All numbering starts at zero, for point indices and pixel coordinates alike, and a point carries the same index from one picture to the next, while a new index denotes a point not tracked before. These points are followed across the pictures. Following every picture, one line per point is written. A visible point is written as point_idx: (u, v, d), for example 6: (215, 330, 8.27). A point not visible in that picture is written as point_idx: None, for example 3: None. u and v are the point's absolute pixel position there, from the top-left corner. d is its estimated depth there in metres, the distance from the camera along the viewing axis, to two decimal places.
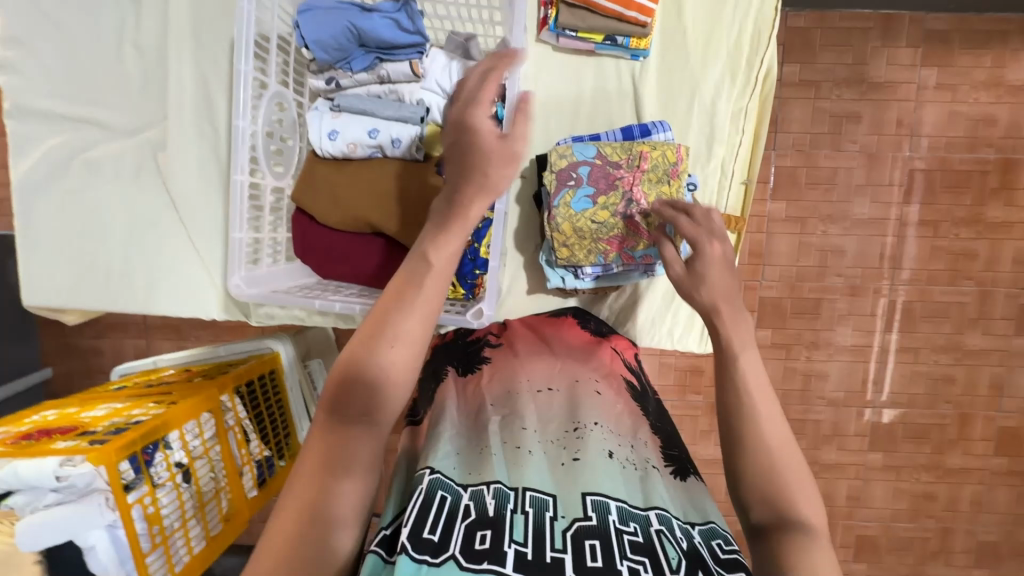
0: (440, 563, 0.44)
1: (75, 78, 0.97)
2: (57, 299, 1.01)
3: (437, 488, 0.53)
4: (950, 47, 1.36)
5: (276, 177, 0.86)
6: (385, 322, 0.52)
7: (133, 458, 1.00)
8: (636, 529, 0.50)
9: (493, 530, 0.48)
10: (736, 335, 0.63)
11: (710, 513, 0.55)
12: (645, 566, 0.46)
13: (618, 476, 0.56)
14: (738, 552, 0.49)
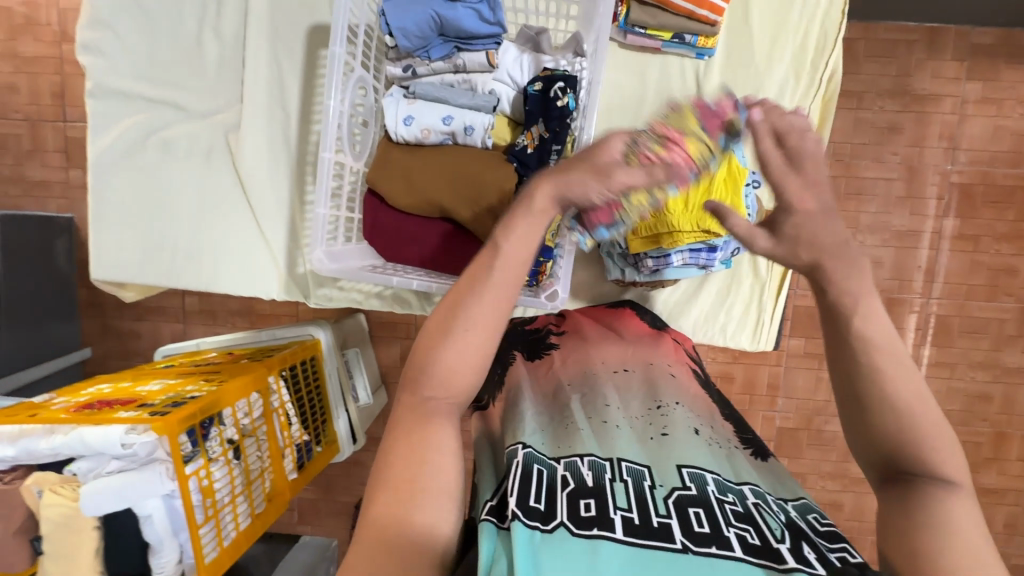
0: (552, 529, 0.48)
1: (155, 62, 1.01)
2: (123, 273, 1.04)
3: (533, 461, 0.56)
4: (995, 62, 1.36)
5: (354, 158, 0.88)
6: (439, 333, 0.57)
7: (191, 431, 1.03)
8: (735, 500, 0.54)
9: (596, 499, 0.52)
10: (897, 402, 0.54)
11: (800, 490, 0.59)
12: (750, 532, 0.50)
13: (705, 452, 0.60)
14: (833, 526, 0.53)
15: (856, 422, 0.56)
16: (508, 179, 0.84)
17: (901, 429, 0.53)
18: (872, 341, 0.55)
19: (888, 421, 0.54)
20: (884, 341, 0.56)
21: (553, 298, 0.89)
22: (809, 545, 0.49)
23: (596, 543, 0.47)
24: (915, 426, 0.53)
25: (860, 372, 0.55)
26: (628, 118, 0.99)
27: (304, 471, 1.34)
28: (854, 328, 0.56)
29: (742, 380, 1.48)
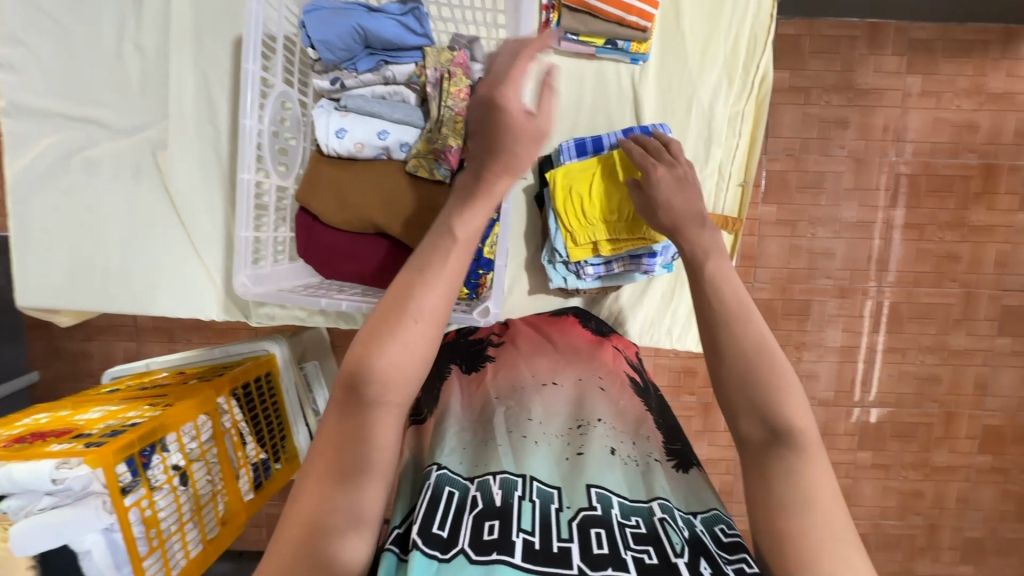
0: (450, 558, 0.48)
1: (74, 78, 0.97)
2: (51, 300, 1.00)
3: (444, 484, 0.56)
4: (933, 55, 1.40)
5: (280, 177, 0.86)
6: (394, 319, 0.53)
7: (131, 461, 0.99)
8: (638, 522, 0.54)
9: (501, 520, 0.51)
10: (745, 340, 0.56)
11: (711, 502, 0.59)
12: (649, 554, 0.50)
13: (621, 473, 0.60)
14: (738, 536, 0.54)
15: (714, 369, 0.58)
16: (443, 191, 0.84)
17: (749, 365, 0.55)
18: (721, 290, 0.59)
19: (736, 363, 0.56)
20: (731, 287, 0.59)
21: (486, 315, 0.87)
22: (706, 561, 0.50)
23: (493, 567, 0.47)
24: (766, 363, 0.55)
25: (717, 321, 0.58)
26: (567, 125, 0.99)
27: (261, 491, 1.30)
28: (711, 277, 0.60)
29: (704, 373, 1.51)
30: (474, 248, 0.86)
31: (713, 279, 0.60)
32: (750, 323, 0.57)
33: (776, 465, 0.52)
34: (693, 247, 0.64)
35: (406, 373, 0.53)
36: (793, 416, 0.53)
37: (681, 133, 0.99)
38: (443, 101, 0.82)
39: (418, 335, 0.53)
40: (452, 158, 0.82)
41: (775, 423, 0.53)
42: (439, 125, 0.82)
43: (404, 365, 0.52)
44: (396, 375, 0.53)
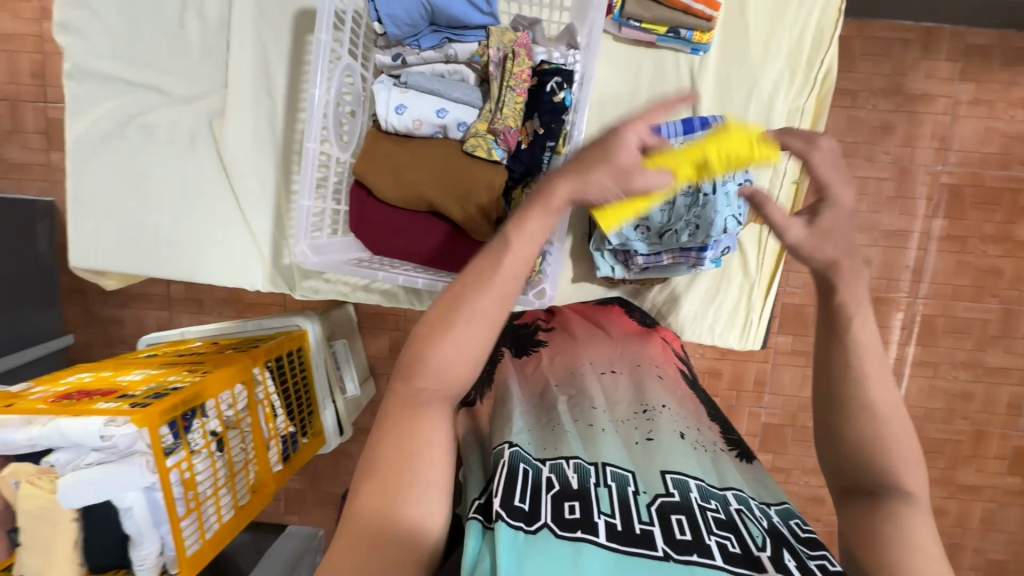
0: (535, 530, 0.48)
1: (137, 44, 0.98)
2: (104, 262, 1.02)
3: (519, 460, 0.55)
4: (988, 63, 1.36)
5: (341, 149, 0.86)
6: (441, 321, 0.56)
7: (173, 423, 1.01)
8: (718, 506, 0.54)
9: (581, 502, 0.51)
10: (880, 406, 0.60)
11: (783, 495, 0.59)
12: (731, 541, 0.49)
13: (693, 457, 0.60)
14: (814, 533, 0.54)
15: (836, 422, 0.61)
16: (499, 172, 0.84)
17: (880, 432, 0.59)
18: (859, 348, 0.61)
19: (864, 424, 0.60)
20: (875, 364, 0.61)
21: (542, 296, 0.93)
22: (790, 552, 0.49)
23: (578, 546, 0.47)
24: (893, 430, 0.59)
25: (849, 375, 0.61)
26: (622, 115, 0.98)
27: (289, 463, 1.32)
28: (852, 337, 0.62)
29: (730, 375, 1.49)
30: None
31: (856, 343, 0.62)
32: (880, 384, 0.61)
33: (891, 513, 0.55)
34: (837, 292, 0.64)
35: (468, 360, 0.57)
36: (914, 483, 0.57)
37: None
38: (506, 81, 0.82)
39: (477, 328, 0.57)
40: (510, 139, 0.82)
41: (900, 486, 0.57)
42: (500, 105, 0.82)
43: (467, 352, 0.56)
44: (458, 362, 0.57)
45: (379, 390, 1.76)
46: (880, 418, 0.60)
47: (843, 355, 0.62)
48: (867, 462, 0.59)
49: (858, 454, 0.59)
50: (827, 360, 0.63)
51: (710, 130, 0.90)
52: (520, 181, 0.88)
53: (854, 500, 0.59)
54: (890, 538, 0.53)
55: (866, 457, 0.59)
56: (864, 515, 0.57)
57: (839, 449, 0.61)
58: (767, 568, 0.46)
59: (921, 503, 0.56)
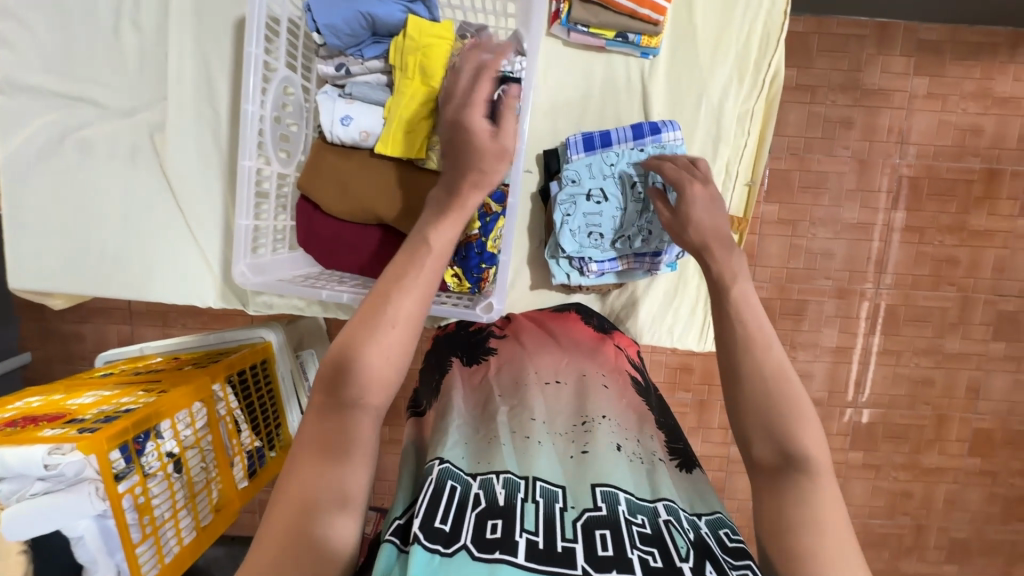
0: (451, 553, 0.47)
1: (70, 55, 0.94)
2: (43, 284, 0.98)
3: (447, 477, 0.55)
4: (941, 57, 1.39)
5: (282, 164, 0.84)
6: (364, 330, 0.59)
7: (125, 447, 0.98)
8: (644, 521, 0.53)
9: (504, 519, 0.51)
10: (767, 369, 0.63)
11: (715, 505, 0.60)
12: (654, 556, 0.50)
13: (628, 470, 0.60)
14: (742, 542, 0.54)
15: (733, 392, 0.64)
16: None
17: (770, 395, 0.62)
18: (745, 318, 0.66)
19: (752, 388, 0.63)
20: (759, 326, 0.66)
21: (489, 310, 0.84)
22: (711, 565, 0.50)
23: (495, 566, 0.46)
24: (786, 394, 0.62)
25: (736, 341, 0.65)
26: (573, 120, 0.97)
27: (255, 479, 1.30)
28: (738, 309, 0.67)
29: (700, 371, 1.51)
30: (478, 241, 0.85)
31: (741, 313, 0.67)
32: (770, 353, 0.64)
33: (792, 487, 0.58)
34: (719, 268, 0.71)
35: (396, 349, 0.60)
36: (809, 448, 0.59)
37: (690, 130, 0.97)
38: None
39: (399, 331, 0.60)
40: None
41: (793, 450, 0.59)
42: None
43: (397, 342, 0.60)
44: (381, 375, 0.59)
45: None
46: (769, 381, 0.62)
47: (734, 329, 0.66)
48: (766, 426, 0.61)
49: (755, 420, 0.62)
50: (721, 333, 0.67)
51: (658, 137, 0.91)
52: None
53: (760, 474, 0.60)
54: (798, 515, 0.56)
55: (764, 423, 0.61)
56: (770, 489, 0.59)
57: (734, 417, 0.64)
58: None
59: (814, 468, 0.58)
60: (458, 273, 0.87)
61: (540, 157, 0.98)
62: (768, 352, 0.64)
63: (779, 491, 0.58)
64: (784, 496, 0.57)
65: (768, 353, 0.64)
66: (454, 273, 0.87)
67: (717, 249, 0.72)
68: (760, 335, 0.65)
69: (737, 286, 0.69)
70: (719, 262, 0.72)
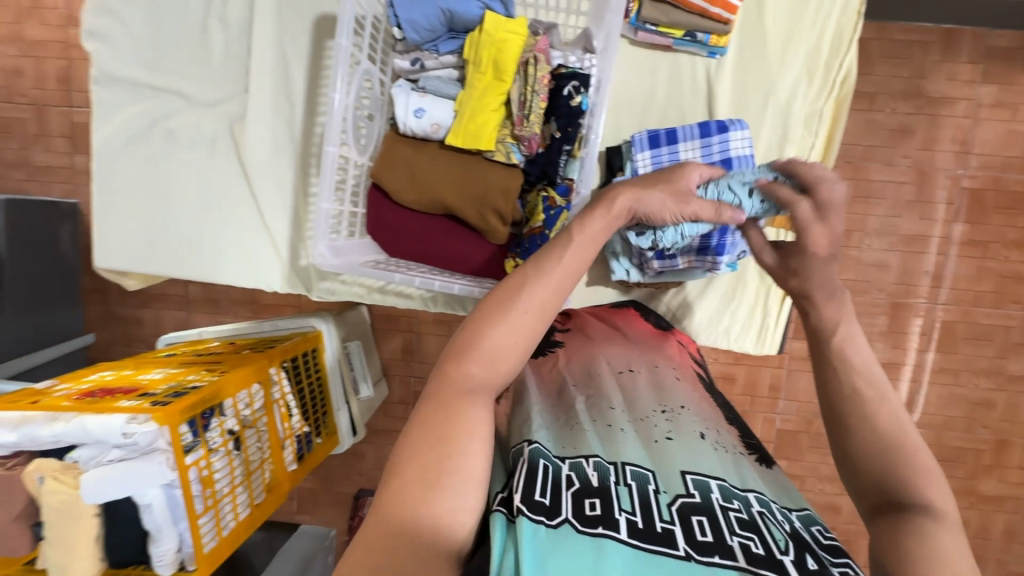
0: (557, 525, 0.48)
1: (162, 50, 1.01)
2: (126, 262, 1.04)
3: (539, 457, 0.55)
4: (1011, 65, 1.33)
5: (359, 152, 0.87)
6: (485, 319, 0.58)
7: (192, 421, 1.03)
8: (741, 507, 0.53)
9: (602, 498, 0.51)
10: (881, 420, 0.62)
11: (802, 501, 0.59)
12: (754, 541, 0.49)
13: (715, 459, 0.59)
14: (836, 540, 0.53)
15: (841, 438, 0.64)
16: (515, 176, 0.85)
17: (883, 445, 0.61)
18: (854, 365, 0.66)
19: (865, 437, 0.62)
20: (871, 385, 0.64)
21: None
22: (813, 557, 0.49)
23: (600, 542, 0.47)
24: (900, 444, 0.60)
25: (842, 390, 0.65)
26: (636, 118, 0.98)
27: (303, 463, 1.34)
28: (841, 354, 0.67)
29: (744, 381, 1.48)
30: (541, 233, 0.87)
31: (848, 359, 0.66)
32: (882, 401, 0.64)
33: (915, 525, 0.54)
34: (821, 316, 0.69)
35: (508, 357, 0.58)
36: (930, 498, 0.56)
37: (755, 131, 0.97)
38: (530, 86, 0.81)
39: (521, 326, 0.58)
40: (532, 146, 0.83)
41: (908, 497, 0.57)
42: (527, 112, 0.82)
43: (506, 351, 0.58)
44: (497, 361, 0.57)
45: (391, 391, 1.77)
46: (879, 429, 0.62)
47: (839, 378, 0.66)
48: (877, 475, 0.60)
49: (869, 468, 0.61)
50: (826, 381, 0.67)
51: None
52: (536, 184, 0.89)
53: (881, 519, 0.57)
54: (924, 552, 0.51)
55: (880, 472, 0.60)
56: (887, 531, 0.55)
57: (850, 472, 0.62)
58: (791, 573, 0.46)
59: (944, 518, 0.54)
60: (521, 264, 0.88)
61: (604, 154, 0.99)
62: (884, 407, 0.63)
63: (898, 529, 0.54)
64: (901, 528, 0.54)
65: (884, 407, 0.63)
66: (516, 264, 0.89)
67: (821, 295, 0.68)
68: (872, 391, 0.64)
69: (841, 332, 0.67)
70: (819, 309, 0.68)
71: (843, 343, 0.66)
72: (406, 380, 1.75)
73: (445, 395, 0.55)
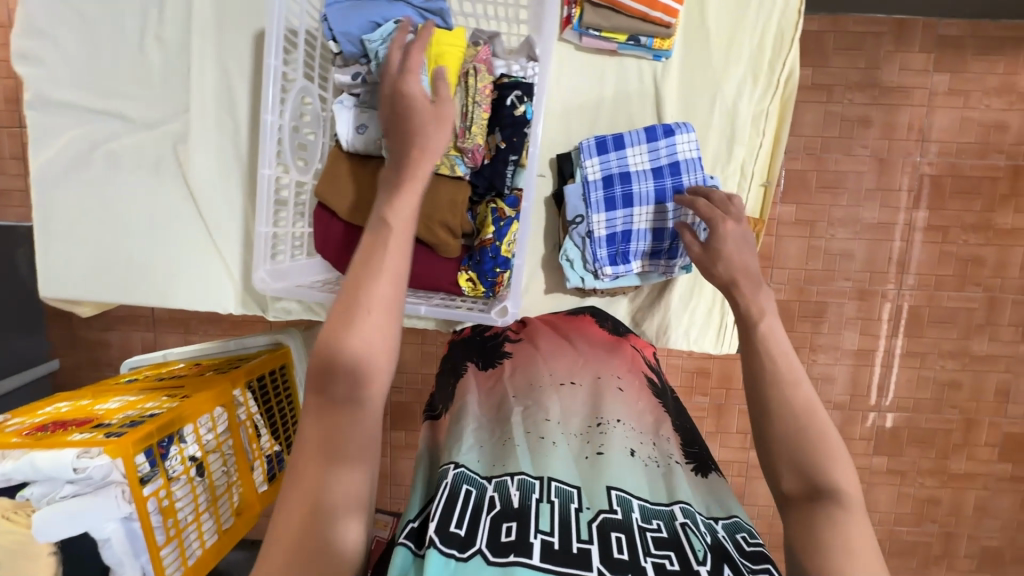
0: (467, 558, 0.49)
1: (98, 72, 0.98)
2: (74, 291, 1.01)
3: (462, 481, 0.57)
4: (962, 52, 1.36)
5: (300, 171, 0.86)
6: (341, 323, 0.57)
7: (150, 451, 1.00)
8: (660, 526, 0.55)
9: (519, 523, 0.52)
10: (797, 405, 0.65)
11: (733, 508, 0.60)
12: (670, 560, 0.51)
13: (642, 477, 0.61)
14: (760, 546, 0.54)
15: (765, 425, 0.65)
16: (462, 188, 0.85)
17: (801, 427, 0.63)
18: (774, 352, 0.68)
19: (788, 426, 0.64)
20: (790, 370, 0.67)
21: (504, 313, 0.85)
22: (730, 567, 0.50)
23: (510, 569, 0.47)
24: (815, 428, 0.63)
25: (767, 376, 0.67)
26: (586, 123, 0.97)
27: (275, 483, 1.31)
28: (766, 342, 0.68)
29: (718, 375, 1.49)
30: (493, 245, 0.86)
31: (769, 348, 0.68)
32: (800, 386, 0.66)
33: (831, 523, 0.58)
34: (750, 305, 0.72)
35: (375, 359, 0.57)
36: (839, 483, 0.60)
37: (704, 132, 0.97)
38: (471, 96, 0.81)
39: (378, 321, 0.58)
40: (476, 157, 0.83)
41: (823, 484, 0.60)
42: (470, 123, 0.81)
43: (372, 352, 0.57)
44: (363, 368, 0.57)
45: None
46: (800, 416, 0.64)
47: (765, 366, 0.67)
48: (792, 459, 0.63)
49: (786, 452, 0.63)
50: (750, 366, 0.68)
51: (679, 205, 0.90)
52: (485, 196, 0.88)
53: (797, 508, 0.61)
54: (836, 549, 0.56)
55: (798, 458, 0.62)
56: (802, 523, 0.60)
57: (766, 455, 0.65)
58: None
59: (849, 501, 0.59)
60: (473, 276, 0.89)
61: (553, 160, 0.98)
62: (800, 391, 0.66)
63: (811, 524, 0.59)
64: (819, 523, 0.58)
65: (800, 392, 0.65)
66: (469, 277, 0.89)
67: (748, 285, 0.74)
68: (791, 373, 0.67)
69: (765, 321, 0.70)
70: (747, 298, 0.73)
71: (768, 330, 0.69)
72: None
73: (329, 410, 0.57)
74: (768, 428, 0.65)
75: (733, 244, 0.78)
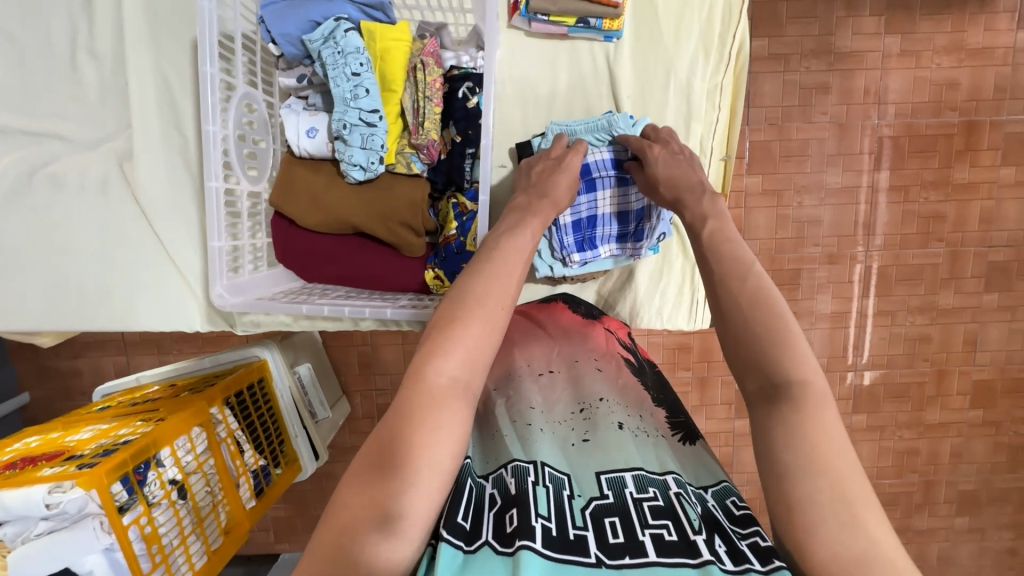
0: (473, 550, 0.49)
1: (32, 92, 0.94)
2: (29, 323, 0.97)
3: (465, 477, 0.59)
4: (911, 13, 1.38)
5: (251, 182, 0.84)
6: (447, 334, 0.57)
7: (126, 479, 0.97)
8: (656, 494, 0.55)
9: (518, 509, 0.52)
10: (744, 297, 0.62)
11: (720, 474, 0.61)
12: (667, 529, 0.51)
13: (633, 445, 0.62)
14: (749, 509, 0.56)
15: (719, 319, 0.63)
16: (421, 186, 0.84)
17: (749, 319, 0.60)
18: (723, 252, 0.67)
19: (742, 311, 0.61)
20: (742, 266, 0.65)
21: None
22: (721, 538, 0.52)
23: (516, 556, 0.47)
24: (766, 314, 0.60)
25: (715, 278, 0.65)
26: (542, 109, 0.96)
27: (263, 497, 1.28)
28: (714, 245, 0.68)
29: (699, 349, 1.51)
30: (457, 240, 0.84)
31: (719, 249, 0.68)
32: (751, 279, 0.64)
33: (781, 419, 0.54)
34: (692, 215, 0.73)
35: (473, 376, 0.57)
36: (797, 372, 0.56)
37: (660, 111, 0.97)
38: (421, 92, 0.79)
39: (482, 335, 0.58)
40: (432, 153, 0.82)
41: (776, 376, 0.57)
42: (421, 120, 0.80)
43: (472, 368, 0.57)
44: (464, 380, 0.56)
45: (355, 407, 1.73)
46: (745, 306, 0.61)
47: (711, 268, 0.67)
48: (748, 358, 0.59)
49: (739, 352, 0.60)
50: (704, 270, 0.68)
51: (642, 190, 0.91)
52: (445, 192, 0.88)
53: (755, 406, 0.57)
54: (800, 442, 0.52)
55: (751, 351, 0.59)
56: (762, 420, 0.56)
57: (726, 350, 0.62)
58: (702, 552, 0.48)
59: (805, 396, 0.55)
60: (439, 274, 0.87)
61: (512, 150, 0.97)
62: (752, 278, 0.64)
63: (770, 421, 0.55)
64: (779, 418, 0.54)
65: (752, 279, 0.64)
66: (435, 274, 0.87)
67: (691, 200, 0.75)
68: (741, 266, 0.65)
69: (710, 224, 0.71)
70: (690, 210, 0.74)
71: (713, 232, 0.70)
72: (368, 394, 1.72)
73: (413, 412, 0.53)
74: (722, 324, 0.63)
75: (665, 167, 0.80)
